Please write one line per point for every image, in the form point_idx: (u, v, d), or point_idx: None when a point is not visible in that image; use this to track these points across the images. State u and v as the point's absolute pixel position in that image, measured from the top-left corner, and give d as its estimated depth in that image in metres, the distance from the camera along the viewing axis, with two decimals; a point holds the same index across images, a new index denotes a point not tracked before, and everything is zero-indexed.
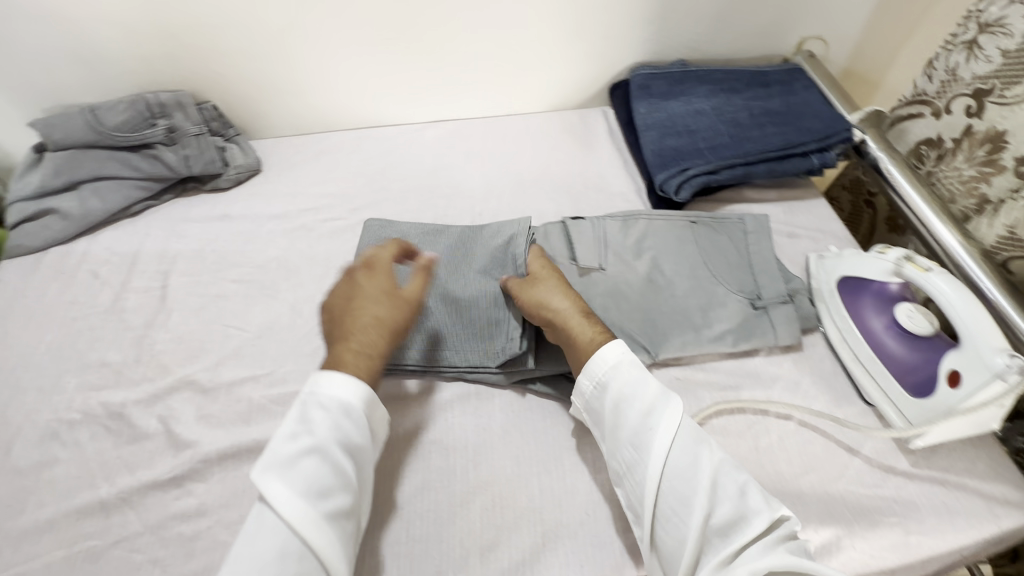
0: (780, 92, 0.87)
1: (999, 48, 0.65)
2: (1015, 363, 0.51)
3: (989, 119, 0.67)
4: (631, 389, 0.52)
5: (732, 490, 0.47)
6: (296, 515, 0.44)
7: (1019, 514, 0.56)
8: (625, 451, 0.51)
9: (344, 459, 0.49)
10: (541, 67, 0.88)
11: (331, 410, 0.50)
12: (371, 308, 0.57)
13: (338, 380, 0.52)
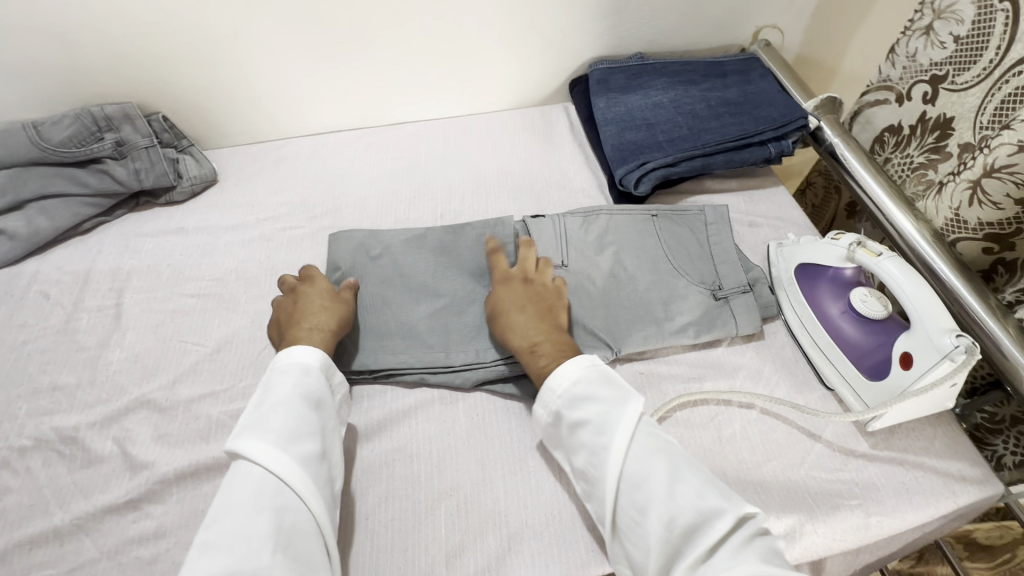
0: (737, 82, 0.88)
1: (953, 34, 0.65)
2: (962, 343, 0.52)
3: (941, 106, 0.68)
4: (581, 408, 0.52)
5: (692, 489, 0.46)
6: (271, 460, 0.47)
7: (977, 490, 0.57)
8: (586, 468, 0.51)
9: (312, 412, 0.52)
10: (499, 65, 0.88)
11: (292, 373, 0.54)
12: (313, 303, 0.62)
13: (296, 349, 0.56)
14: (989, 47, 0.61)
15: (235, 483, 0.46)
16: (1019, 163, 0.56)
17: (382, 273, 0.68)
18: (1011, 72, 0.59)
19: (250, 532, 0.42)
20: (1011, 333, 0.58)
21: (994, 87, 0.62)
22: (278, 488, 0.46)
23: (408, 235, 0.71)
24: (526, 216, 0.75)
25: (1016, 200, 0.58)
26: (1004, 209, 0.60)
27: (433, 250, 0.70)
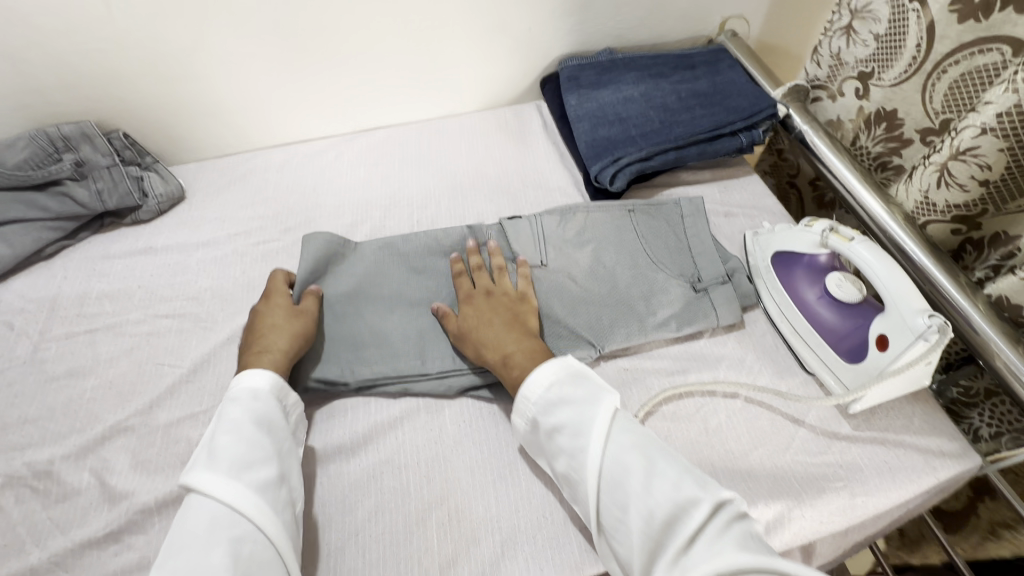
0: (706, 73, 0.88)
1: (872, 33, 0.70)
2: (934, 323, 0.53)
3: (877, 100, 0.72)
4: (556, 414, 0.52)
5: (669, 478, 0.47)
6: (221, 491, 0.46)
7: (956, 464, 0.58)
8: (569, 474, 0.51)
9: (264, 436, 0.51)
10: (468, 65, 0.87)
11: (240, 398, 0.53)
12: (270, 323, 0.61)
13: (245, 373, 0.55)
14: (908, 46, 0.66)
15: (187, 517, 0.45)
16: (983, 145, 0.56)
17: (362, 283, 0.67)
18: (942, 65, 0.63)
19: (205, 566, 0.42)
20: (981, 310, 0.59)
21: (930, 79, 0.65)
22: (233, 518, 0.45)
23: (387, 243, 0.70)
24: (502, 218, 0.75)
25: (982, 181, 0.59)
26: (970, 190, 0.61)
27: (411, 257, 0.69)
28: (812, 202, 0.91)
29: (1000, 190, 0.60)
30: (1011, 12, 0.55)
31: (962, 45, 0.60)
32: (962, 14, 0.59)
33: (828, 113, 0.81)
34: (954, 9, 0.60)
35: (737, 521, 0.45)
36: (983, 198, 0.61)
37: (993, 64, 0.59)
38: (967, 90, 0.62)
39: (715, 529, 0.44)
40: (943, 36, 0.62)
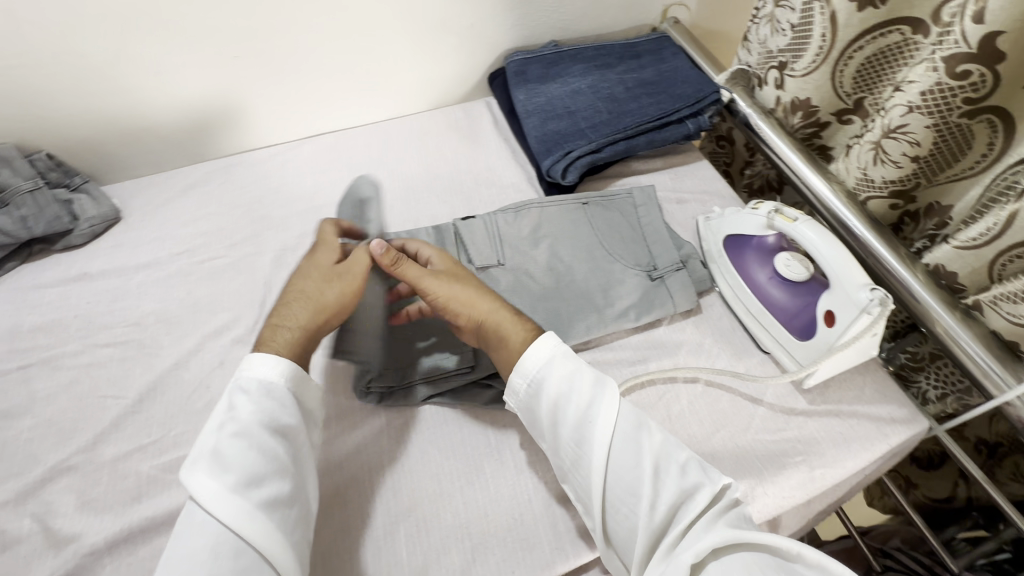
0: (651, 61, 0.89)
1: (788, 22, 0.71)
2: (876, 296, 0.55)
3: (791, 90, 0.75)
4: (568, 385, 0.51)
5: (674, 471, 0.48)
6: (227, 506, 0.43)
7: (907, 429, 0.61)
8: (569, 452, 0.50)
9: (275, 440, 0.48)
10: (413, 63, 0.85)
11: (253, 395, 0.50)
12: (310, 288, 0.57)
13: (257, 361, 0.51)
14: (814, 36, 0.67)
15: (188, 537, 0.42)
16: (911, 123, 0.59)
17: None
18: (848, 51, 0.66)
19: None
20: (921, 280, 0.62)
21: (839, 64, 0.67)
22: (237, 546, 0.42)
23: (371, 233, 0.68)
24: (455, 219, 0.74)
25: (913, 157, 0.61)
26: (903, 166, 0.63)
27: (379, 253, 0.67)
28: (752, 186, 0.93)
29: (929, 164, 0.62)
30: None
31: (867, 30, 0.63)
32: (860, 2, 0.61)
33: (758, 102, 0.82)
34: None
35: (729, 511, 0.46)
36: (916, 172, 0.63)
37: (897, 43, 0.62)
38: (879, 67, 0.65)
39: (713, 514, 0.46)
40: (847, 25, 0.63)
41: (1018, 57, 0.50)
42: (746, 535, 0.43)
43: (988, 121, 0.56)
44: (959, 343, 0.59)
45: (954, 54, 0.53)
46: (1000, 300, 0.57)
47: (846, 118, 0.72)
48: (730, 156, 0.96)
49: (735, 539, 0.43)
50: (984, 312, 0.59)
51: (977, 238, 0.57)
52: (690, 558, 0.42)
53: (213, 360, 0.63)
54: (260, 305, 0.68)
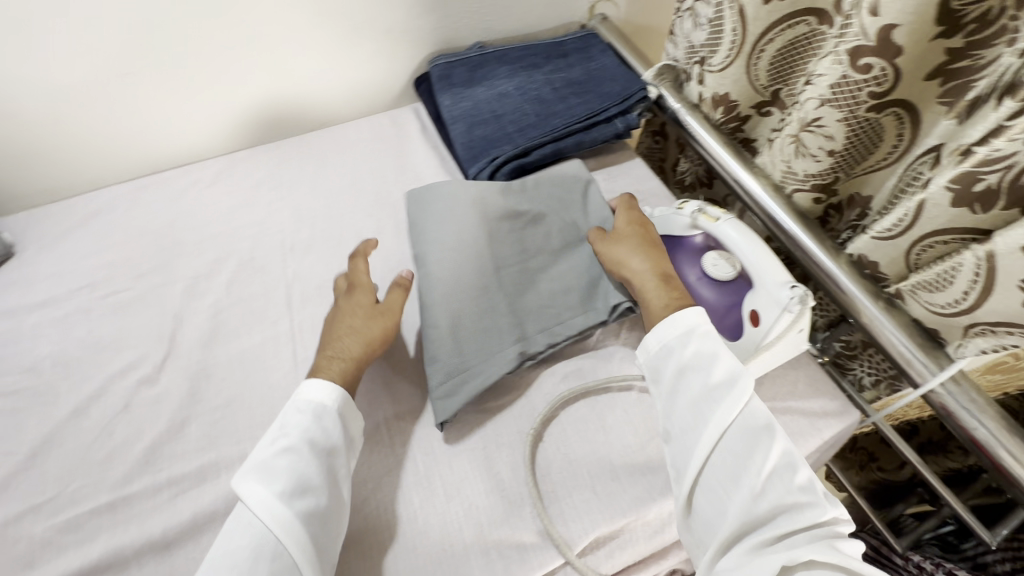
0: (579, 60, 0.87)
1: (705, 15, 0.70)
2: (796, 293, 0.54)
3: (712, 85, 0.75)
4: (697, 359, 0.54)
5: (785, 480, 0.47)
6: (270, 514, 0.47)
7: (838, 421, 0.61)
8: (682, 417, 0.52)
9: (320, 460, 0.51)
10: (330, 72, 0.82)
11: (305, 415, 0.53)
12: (356, 327, 0.60)
13: (309, 385, 0.55)
14: (727, 31, 0.68)
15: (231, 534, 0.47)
16: (824, 116, 0.59)
17: (423, 255, 0.64)
18: (759, 44, 0.66)
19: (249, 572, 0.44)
20: (844, 269, 0.62)
21: (752, 58, 0.68)
22: (275, 550, 0.46)
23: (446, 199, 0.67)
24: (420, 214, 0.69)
25: (829, 151, 0.61)
26: (822, 160, 0.63)
27: (514, 208, 0.68)
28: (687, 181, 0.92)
29: (847, 157, 0.62)
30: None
31: (775, 21, 0.64)
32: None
33: (686, 97, 0.81)
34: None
35: (840, 537, 0.45)
36: (835, 167, 0.63)
37: (805, 34, 0.64)
38: (790, 60, 0.66)
39: (821, 533, 0.44)
40: (756, 17, 0.64)
41: (914, 51, 0.51)
42: (852, 564, 0.41)
43: (895, 114, 0.56)
44: (884, 331, 0.59)
45: (856, 47, 0.53)
46: (918, 289, 0.56)
47: (766, 111, 0.74)
48: (664, 152, 0.96)
49: (839, 563, 0.42)
50: (906, 300, 0.59)
51: (892, 228, 0.57)
52: (782, 560, 0.43)
53: (116, 405, 0.58)
54: (170, 339, 0.63)
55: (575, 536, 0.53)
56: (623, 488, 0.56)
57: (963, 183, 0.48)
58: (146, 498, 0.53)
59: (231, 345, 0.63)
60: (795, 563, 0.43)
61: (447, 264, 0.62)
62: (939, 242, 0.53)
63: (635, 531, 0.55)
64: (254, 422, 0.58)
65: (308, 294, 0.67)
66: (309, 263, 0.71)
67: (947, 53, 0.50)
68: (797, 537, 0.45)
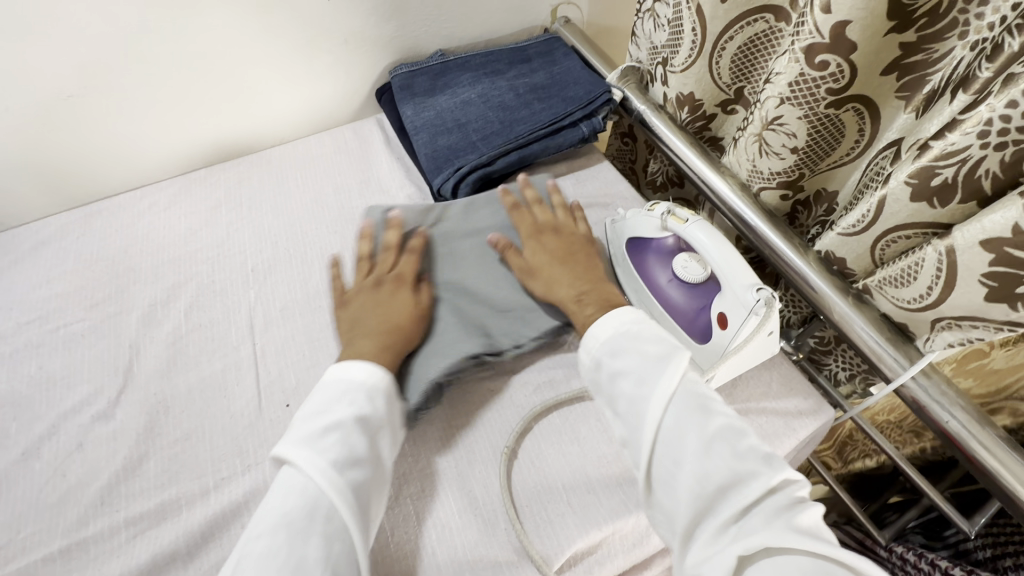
0: (542, 65, 0.86)
1: (666, 17, 0.70)
2: (762, 296, 0.54)
3: (675, 86, 0.74)
4: (622, 363, 0.53)
5: (729, 454, 0.46)
6: (325, 479, 0.45)
7: (813, 420, 0.61)
8: (625, 418, 0.51)
9: (369, 435, 0.50)
10: (287, 86, 0.80)
11: (355, 389, 0.52)
12: (404, 323, 0.58)
13: (354, 363, 0.54)
14: (686, 33, 0.67)
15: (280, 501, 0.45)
16: (785, 114, 0.58)
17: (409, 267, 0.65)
18: (719, 43, 0.66)
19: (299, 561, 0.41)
20: (813, 266, 0.62)
21: (714, 57, 0.67)
22: (330, 515, 0.44)
23: (408, 217, 0.68)
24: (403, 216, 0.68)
25: (792, 149, 0.61)
26: (785, 158, 0.62)
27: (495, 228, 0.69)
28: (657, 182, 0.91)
29: (810, 154, 0.61)
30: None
31: (733, 19, 0.63)
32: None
33: (651, 99, 0.81)
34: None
35: (798, 504, 0.43)
36: (799, 164, 0.63)
37: (764, 32, 0.63)
38: (750, 57, 0.66)
39: (778, 507, 0.43)
40: (713, 17, 0.63)
41: (867, 47, 0.50)
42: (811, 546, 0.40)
43: (854, 109, 0.56)
44: (855, 328, 0.59)
45: (811, 44, 0.52)
46: (884, 285, 0.56)
47: (730, 109, 0.74)
48: (634, 153, 0.95)
49: (796, 545, 0.40)
50: (873, 295, 0.59)
51: (856, 225, 0.56)
52: (738, 552, 0.41)
53: (71, 444, 0.56)
54: (126, 371, 0.61)
55: (551, 552, 0.52)
56: (599, 500, 0.55)
57: (921, 178, 0.47)
58: (103, 541, 0.51)
59: (191, 374, 0.61)
60: (751, 551, 0.41)
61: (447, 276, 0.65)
62: (903, 236, 0.53)
63: (614, 544, 0.54)
64: (216, 453, 0.56)
65: (270, 317, 0.65)
66: (272, 284, 0.68)
67: (899, 48, 0.50)
68: (756, 516, 0.43)
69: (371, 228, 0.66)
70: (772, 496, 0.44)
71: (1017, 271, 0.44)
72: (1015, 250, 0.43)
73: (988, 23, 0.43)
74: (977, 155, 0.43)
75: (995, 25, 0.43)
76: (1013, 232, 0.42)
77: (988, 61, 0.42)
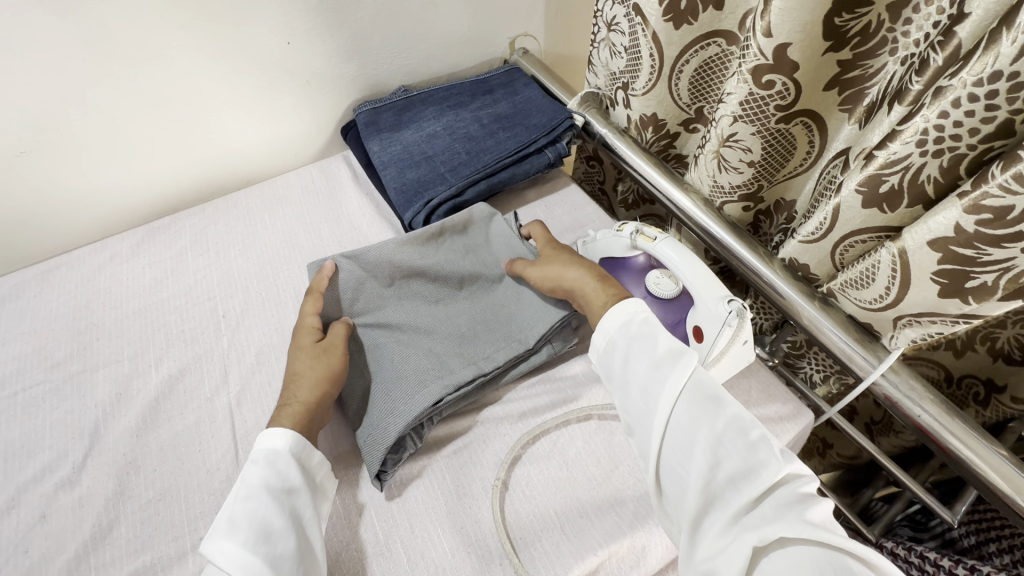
0: (504, 95, 0.88)
1: (622, 44, 0.73)
2: (734, 307, 0.56)
3: (637, 108, 0.76)
4: (637, 349, 0.54)
5: (740, 445, 0.47)
6: (237, 563, 0.44)
7: (793, 425, 0.62)
8: (636, 403, 0.52)
9: (282, 503, 0.48)
10: (250, 127, 0.79)
11: (258, 462, 0.51)
12: (301, 370, 0.58)
13: (267, 432, 0.53)
14: (644, 58, 0.69)
15: None
16: (739, 131, 0.61)
17: (384, 310, 0.65)
18: (677, 66, 0.69)
19: None
20: (781, 275, 0.64)
21: (673, 78, 0.70)
22: None
23: (368, 260, 0.66)
24: (358, 255, 0.66)
25: (749, 162, 0.63)
26: (743, 172, 0.65)
27: (467, 266, 0.69)
28: (625, 201, 0.94)
29: (766, 167, 0.65)
30: (712, 12, 0.62)
31: (688, 44, 0.66)
32: (674, 21, 0.64)
33: (613, 123, 0.83)
34: (665, 19, 0.64)
35: (805, 499, 0.44)
36: (757, 176, 0.66)
37: (717, 54, 0.67)
38: (706, 78, 0.70)
39: (788, 499, 0.44)
40: (669, 42, 0.66)
41: (810, 66, 0.53)
42: (825, 538, 0.40)
43: (803, 123, 0.59)
44: (823, 330, 0.61)
45: (757, 66, 0.55)
46: (846, 287, 0.59)
47: (692, 127, 0.77)
48: (601, 174, 0.98)
49: (807, 537, 0.40)
50: (838, 298, 0.61)
51: (815, 231, 0.59)
52: (755, 541, 0.42)
53: (32, 516, 0.53)
54: (92, 433, 0.58)
55: None
56: (593, 524, 0.54)
57: (870, 185, 0.50)
58: None
59: (162, 430, 0.58)
60: (766, 541, 0.42)
61: (423, 313, 0.66)
62: (859, 240, 0.55)
63: (610, 568, 0.53)
64: (191, 513, 0.53)
65: (245, 364, 0.64)
66: (245, 329, 0.67)
67: (838, 65, 0.54)
68: (765, 507, 0.44)
69: (331, 270, 0.64)
70: (780, 489, 0.45)
71: (966, 268, 0.46)
72: (959, 248, 0.45)
73: (914, 39, 0.47)
74: (918, 162, 0.46)
75: (920, 42, 0.46)
76: (956, 232, 0.45)
77: (917, 75, 0.44)
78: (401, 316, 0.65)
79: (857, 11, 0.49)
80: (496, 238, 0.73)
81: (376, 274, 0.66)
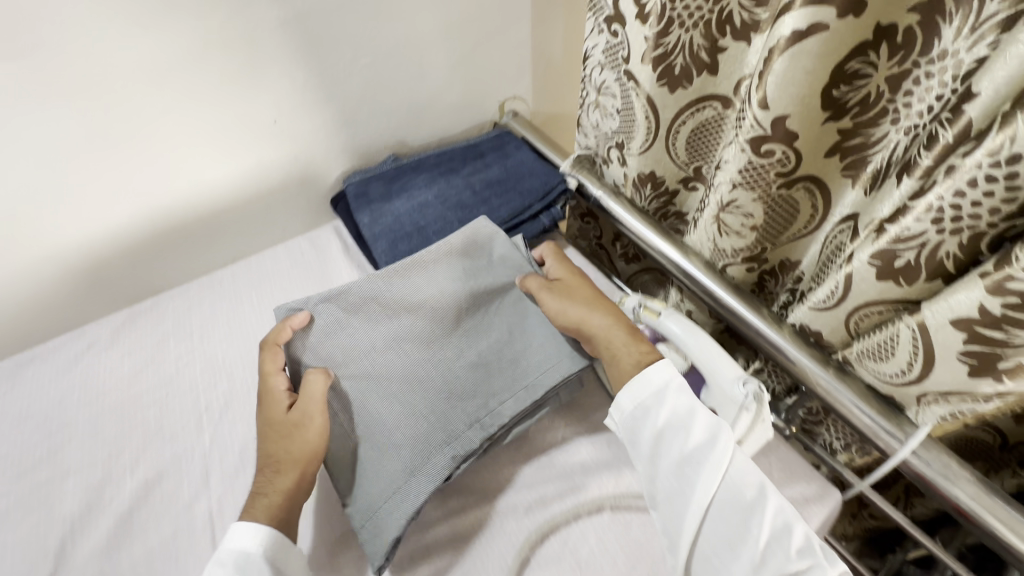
0: (495, 158, 0.87)
1: (614, 107, 0.72)
2: (750, 389, 0.52)
3: (635, 167, 0.75)
4: (671, 423, 0.52)
5: (785, 544, 0.46)
6: None
7: (820, 508, 0.57)
8: (669, 482, 0.50)
9: None
10: (234, 202, 0.78)
11: (226, 566, 0.48)
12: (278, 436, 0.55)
13: (237, 527, 0.50)
14: (640, 120, 0.68)
15: None
16: (739, 197, 0.59)
17: (374, 352, 0.60)
18: (673, 127, 0.68)
19: None
20: (789, 340, 0.61)
21: (670, 139, 0.69)
22: None
23: (348, 300, 0.62)
24: (337, 296, 0.62)
25: (752, 227, 0.62)
26: (746, 236, 0.63)
27: (468, 292, 0.63)
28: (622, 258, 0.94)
29: (768, 230, 0.63)
30: (706, 76, 0.62)
31: (683, 107, 0.65)
32: (670, 85, 0.63)
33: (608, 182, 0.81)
34: (660, 83, 0.63)
35: None
36: (759, 240, 0.64)
37: (713, 117, 0.65)
38: (703, 141, 0.68)
39: None
40: (664, 105, 0.65)
41: (810, 134, 0.52)
42: None
43: (805, 188, 0.57)
44: (840, 400, 0.58)
45: (754, 136, 0.53)
46: (864, 358, 0.56)
47: (691, 186, 0.75)
48: (598, 230, 0.95)
49: None
50: (855, 366, 0.58)
51: (827, 299, 0.56)
52: None
53: None
54: (58, 552, 0.54)
55: None
56: None
57: (884, 260, 0.48)
58: None
59: (134, 546, 0.54)
60: None
61: (421, 354, 0.60)
62: (874, 311, 0.52)
63: None
64: None
65: (228, 464, 0.59)
66: (228, 422, 0.63)
67: (838, 134, 0.52)
68: None
69: (305, 320, 0.61)
70: None
71: (994, 349, 0.43)
72: (986, 330, 0.42)
73: (917, 111, 0.45)
74: (935, 239, 0.43)
75: (927, 113, 0.45)
76: (980, 312, 0.42)
77: (927, 149, 0.42)
78: (397, 363, 0.59)
79: (855, 83, 0.48)
80: (498, 257, 0.67)
81: (359, 314, 0.62)
